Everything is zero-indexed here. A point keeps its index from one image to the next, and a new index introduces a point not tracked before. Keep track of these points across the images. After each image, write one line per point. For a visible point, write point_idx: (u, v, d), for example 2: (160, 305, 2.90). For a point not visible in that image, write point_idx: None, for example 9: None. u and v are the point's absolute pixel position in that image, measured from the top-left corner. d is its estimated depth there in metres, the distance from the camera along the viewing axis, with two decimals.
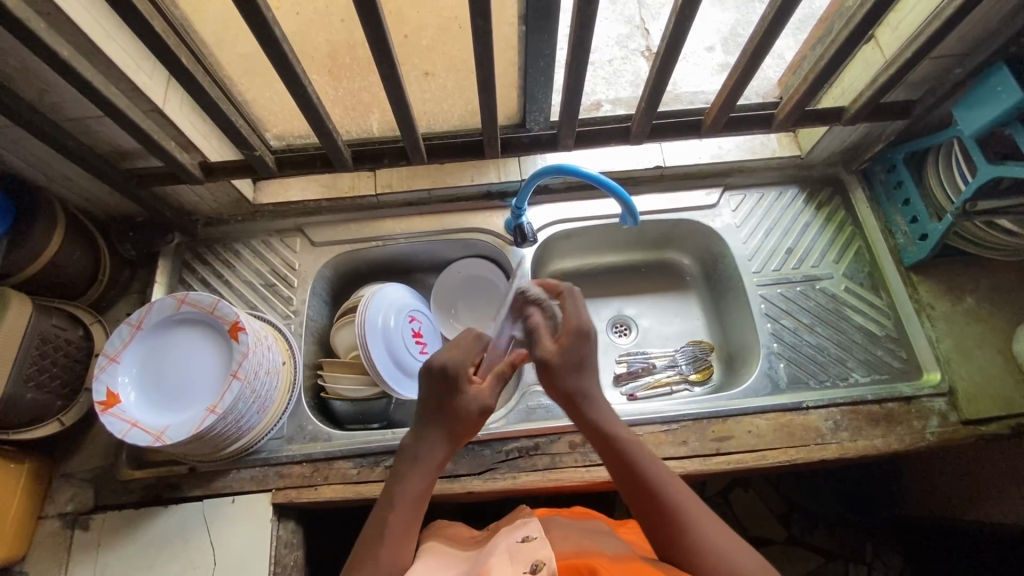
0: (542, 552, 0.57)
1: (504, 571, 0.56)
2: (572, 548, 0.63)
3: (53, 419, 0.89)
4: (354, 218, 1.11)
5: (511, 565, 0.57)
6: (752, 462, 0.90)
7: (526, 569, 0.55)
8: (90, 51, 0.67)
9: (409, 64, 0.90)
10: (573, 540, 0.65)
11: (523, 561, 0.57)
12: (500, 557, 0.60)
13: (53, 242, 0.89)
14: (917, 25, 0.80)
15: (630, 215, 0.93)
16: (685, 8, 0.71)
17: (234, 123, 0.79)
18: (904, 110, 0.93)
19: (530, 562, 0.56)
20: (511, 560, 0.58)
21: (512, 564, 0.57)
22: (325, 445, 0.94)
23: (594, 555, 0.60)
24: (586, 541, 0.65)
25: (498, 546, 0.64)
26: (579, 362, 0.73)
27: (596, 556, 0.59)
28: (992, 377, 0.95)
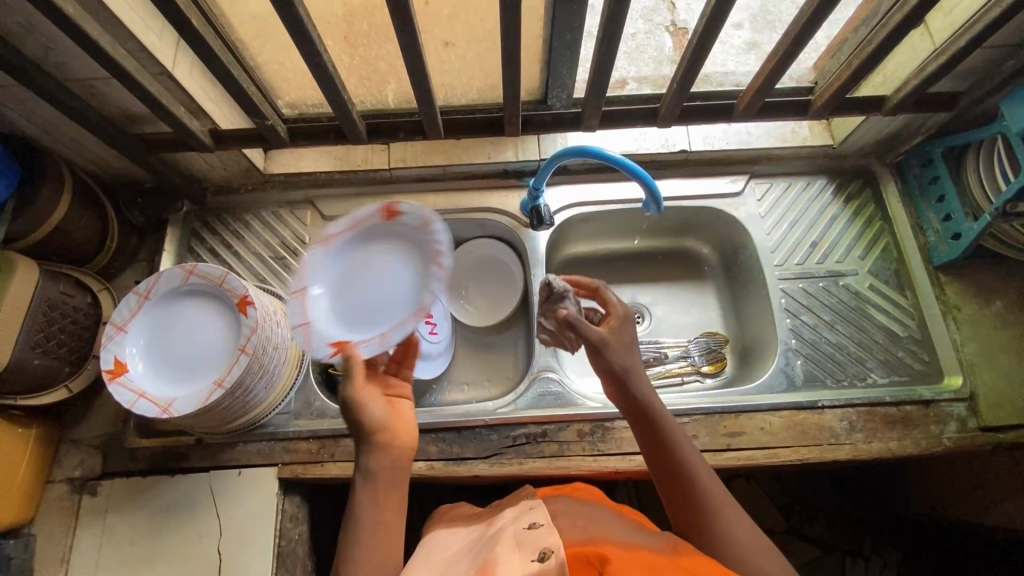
0: (550, 540, 0.57)
1: (513, 559, 0.56)
2: (579, 531, 0.63)
3: (61, 386, 0.89)
4: (366, 192, 1.08)
5: (519, 551, 0.58)
6: (763, 459, 0.88)
7: (533, 558, 0.56)
8: (97, 8, 0.64)
9: (429, 33, 0.86)
10: (581, 521, 0.65)
11: (531, 549, 0.57)
12: (507, 544, 0.59)
13: (60, 208, 0.87)
14: (974, 11, 0.74)
15: (654, 203, 0.90)
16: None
17: (246, 91, 0.75)
18: (949, 102, 0.87)
19: (538, 550, 0.57)
20: (518, 546, 0.59)
21: (520, 552, 0.57)
22: (333, 422, 0.93)
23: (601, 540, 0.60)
24: (593, 525, 0.64)
25: (504, 531, 0.63)
26: (630, 349, 0.73)
27: (604, 541, 0.59)
28: (1016, 384, 0.92)
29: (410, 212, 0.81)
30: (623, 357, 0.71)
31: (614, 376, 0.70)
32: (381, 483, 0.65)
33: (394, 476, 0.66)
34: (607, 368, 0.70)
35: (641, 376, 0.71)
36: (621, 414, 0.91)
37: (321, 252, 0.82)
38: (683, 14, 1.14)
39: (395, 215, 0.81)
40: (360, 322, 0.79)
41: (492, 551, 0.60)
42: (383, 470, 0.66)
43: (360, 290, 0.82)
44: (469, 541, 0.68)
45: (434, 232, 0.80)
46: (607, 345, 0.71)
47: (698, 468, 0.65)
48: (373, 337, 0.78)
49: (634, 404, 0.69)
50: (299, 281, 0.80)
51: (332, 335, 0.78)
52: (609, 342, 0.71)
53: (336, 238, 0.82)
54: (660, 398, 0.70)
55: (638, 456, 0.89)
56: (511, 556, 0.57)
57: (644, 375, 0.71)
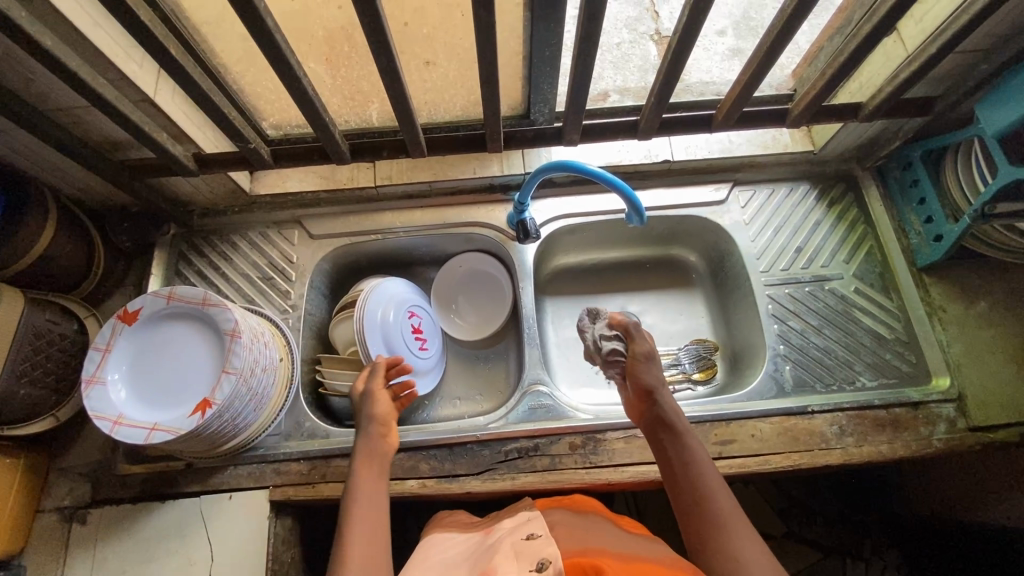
0: (548, 551, 0.57)
1: (510, 568, 0.56)
2: (577, 542, 0.62)
3: (47, 415, 0.89)
4: (354, 210, 1.08)
5: (517, 562, 0.57)
6: (755, 467, 0.88)
7: (531, 568, 0.55)
8: (75, 39, 0.64)
9: (409, 53, 0.87)
10: (580, 534, 0.65)
11: (530, 560, 0.56)
12: (505, 554, 0.59)
13: (46, 234, 0.86)
14: (943, 18, 0.76)
15: (636, 214, 0.90)
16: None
17: (228, 116, 0.76)
18: (925, 107, 0.89)
19: (536, 560, 0.56)
20: (517, 557, 0.58)
21: (518, 562, 0.57)
22: (323, 442, 0.93)
23: (599, 552, 0.59)
24: (590, 535, 0.65)
25: (502, 541, 0.64)
26: (657, 364, 0.80)
27: (600, 552, 0.59)
28: (1004, 383, 0.93)
29: (144, 307, 0.85)
30: (655, 373, 0.79)
31: (646, 392, 0.78)
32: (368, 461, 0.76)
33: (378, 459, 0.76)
34: (639, 387, 0.78)
35: (666, 392, 0.78)
36: (613, 425, 0.91)
37: (135, 372, 0.83)
38: (668, 22, 1.19)
39: (135, 317, 0.85)
40: (160, 401, 0.81)
41: (489, 563, 0.60)
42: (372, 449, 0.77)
43: (161, 381, 0.83)
44: (469, 548, 0.69)
45: (212, 302, 0.83)
46: (648, 362, 0.80)
47: (713, 487, 0.67)
48: (223, 377, 0.80)
49: (659, 419, 0.76)
50: (89, 402, 0.79)
51: (143, 423, 0.79)
52: (654, 360, 0.80)
53: (105, 346, 0.83)
54: (687, 419, 0.76)
55: (631, 467, 0.89)
56: (509, 565, 0.56)
57: (670, 395, 0.78)
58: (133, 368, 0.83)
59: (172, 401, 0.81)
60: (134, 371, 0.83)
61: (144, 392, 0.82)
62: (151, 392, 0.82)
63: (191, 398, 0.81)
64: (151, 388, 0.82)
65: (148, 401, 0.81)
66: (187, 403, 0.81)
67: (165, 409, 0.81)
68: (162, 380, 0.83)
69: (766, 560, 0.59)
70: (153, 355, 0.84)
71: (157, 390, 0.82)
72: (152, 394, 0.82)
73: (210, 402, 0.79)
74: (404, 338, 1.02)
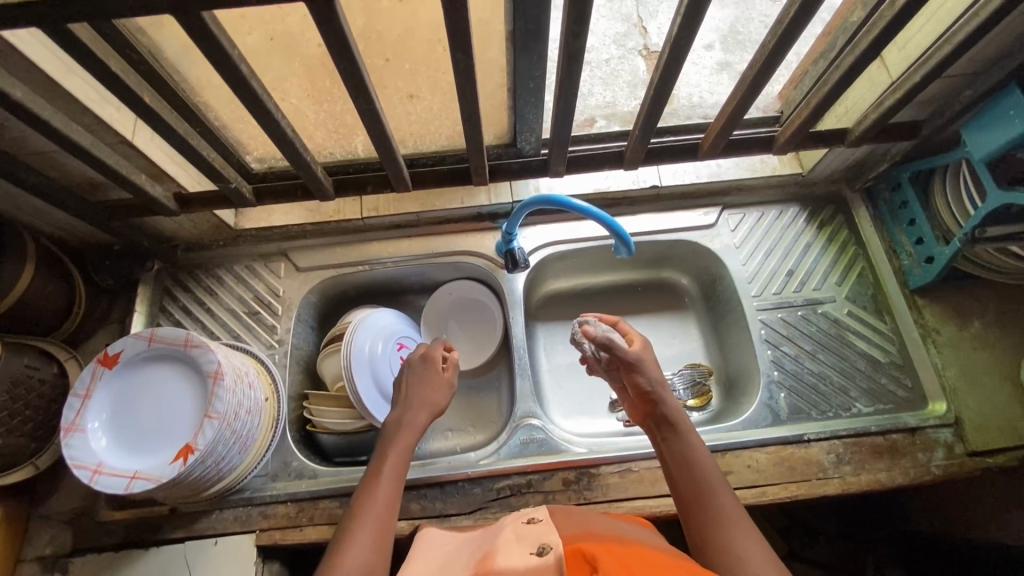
0: (549, 536, 0.56)
1: (512, 550, 0.56)
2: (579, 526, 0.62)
3: (27, 463, 0.86)
4: (341, 242, 1.07)
5: (519, 544, 0.57)
6: (752, 499, 0.87)
7: (531, 551, 0.55)
8: (46, 87, 0.63)
9: (391, 87, 0.86)
10: (581, 518, 0.64)
11: (531, 542, 0.56)
12: (507, 539, 0.59)
13: (26, 275, 0.85)
14: (926, 46, 0.75)
15: (624, 246, 0.89)
16: (678, 43, 0.66)
17: (206, 157, 0.75)
18: (911, 131, 0.88)
19: (537, 544, 0.56)
20: (519, 540, 0.58)
21: (519, 545, 0.57)
22: (311, 483, 0.91)
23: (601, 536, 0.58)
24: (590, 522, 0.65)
25: (505, 527, 0.64)
26: (652, 363, 0.79)
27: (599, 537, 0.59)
28: (1002, 406, 0.91)
29: (126, 350, 0.83)
30: (647, 369, 0.77)
31: (646, 392, 0.77)
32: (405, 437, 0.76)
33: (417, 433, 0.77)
34: (637, 386, 0.77)
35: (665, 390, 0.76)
36: (607, 459, 0.90)
37: (118, 418, 0.81)
38: (656, 37, 1.21)
39: (115, 361, 0.83)
40: (142, 447, 0.79)
41: (491, 548, 0.59)
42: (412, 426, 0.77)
43: (144, 426, 0.81)
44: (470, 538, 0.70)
45: (193, 343, 0.81)
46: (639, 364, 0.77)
47: (715, 486, 0.66)
48: (205, 422, 0.78)
49: (661, 417, 0.75)
50: (69, 451, 0.77)
51: (124, 471, 0.77)
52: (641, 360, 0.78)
53: (85, 392, 0.81)
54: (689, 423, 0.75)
55: (626, 502, 0.87)
56: (512, 548, 0.56)
57: (671, 395, 0.76)
58: (115, 413, 0.82)
59: (154, 447, 0.79)
60: (117, 416, 0.81)
61: (126, 439, 0.80)
62: (133, 438, 0.80)
63: (174, 444, 0.79)
64: (133, 434, 0.80)
65: (131, 447, 0.79)
66: (170, 448, 0.79)
67: (148, 455, 0.79)
68: (145, 425, 0.81)
69: (768, 561, 0.58)
70: (136, 399, 0.83)
71: (139, 436, 0.80)
72: (134, 440, 0.80)
73: (192, 448, 0.77)
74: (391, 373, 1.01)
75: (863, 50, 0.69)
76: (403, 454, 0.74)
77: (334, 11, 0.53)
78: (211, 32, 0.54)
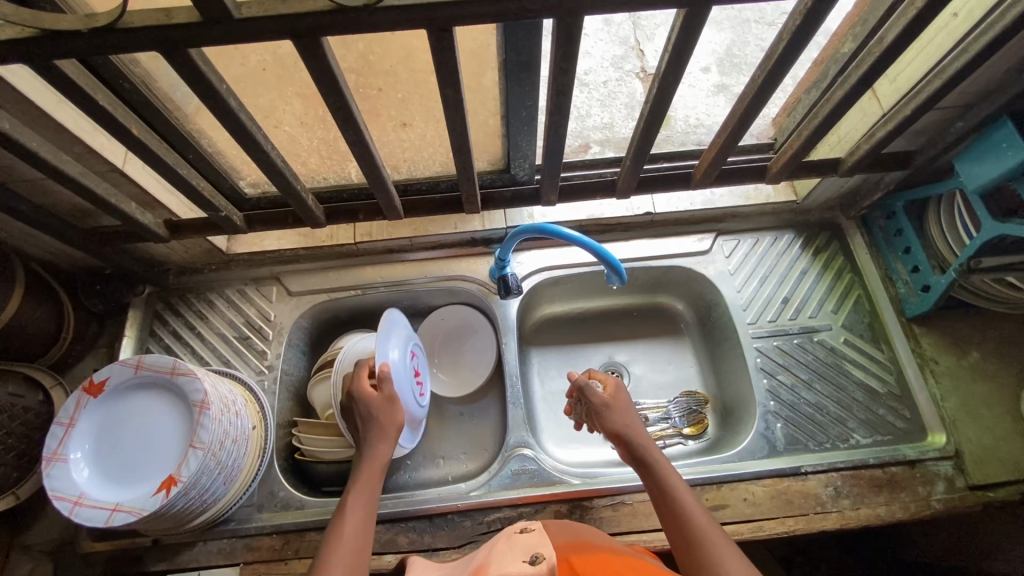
0: (543, 545, 0.52)
1: (504, 559, 0.51)
2: (572, 541, 0.58)
3: (8, 493, 0.85)
4: (333, 266, 1.06)
5: (512, 554, 0.52)
6: (748, 534, 0.85)
7: (525, 559, 0.50)
8: (37, 118, 0.63)
9: (386, 115, 0.87)
10: (573, 532, 0.61)
11: (524, 551, 0.51)
12: (499, 550, 0.55)
13: (14, 301, 0.84)
14: (917, 79, 0.76)
15: (616, 274, 0.89)
16: (666, 79, 0.66)
17: (197, 187, 0.75)
18: (904, 161, 0.88)
19: (531, 552, 0.51)
20: (512, 550, 0.53)
21: (513, 554, 0.52)
22: (298, 514, 0.89)
23: (595, 550, 0.54)
24: (585, 535, 0.60)
25: (495, 542, 0.60)
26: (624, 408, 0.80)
27: (596, 549, 0.55)
28: (1001, 439, 0.90)
29: (112, 377, 0.82)
30: (618, 415, 0.79)
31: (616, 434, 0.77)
32: (362, 478, 0.73)
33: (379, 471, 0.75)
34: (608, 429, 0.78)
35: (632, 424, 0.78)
36: (600, 492, 0.88)
37: (101, 448, 0.80)
38: (653, 60, 1.21)
39: (101, 389, 0.82)
40: (127, 477, 0.78)
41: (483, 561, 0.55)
42: (373, 461, 0.75)
43: (128, 457, 0.80)
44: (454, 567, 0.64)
45: (179, 370, 0.80)
46: (605, 410, 0.80)
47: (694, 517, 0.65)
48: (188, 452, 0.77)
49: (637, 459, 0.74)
50: (50, 481, 0.76)
51: (106, 502, 0.76)
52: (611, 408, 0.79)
53: (69, 421, 0.80)
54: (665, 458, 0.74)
55: (619, 537, 0.85)
56: (504, 558, 0.52)
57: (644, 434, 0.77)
58: (99, 443, 0.80)
59: (137, 476, 0.78)
60: (100, 446, 0.80)
61: (110, 469, 0.79)
62: (118, 468, 0.79)
63: (157, 474, 0.78)
64: (117, 466, 0.79)
65: (115, 478, 0.78)
66: (153, 478, 0.77)
67: (131, 485, 0.77)
68: (129, 456, 0.80)
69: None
70: (120, 429, 0.81)
71: (124, 465, 0.79)
72: (118, 471, 0.79)
73: (175, 479, 0.76)
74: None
75: (853, 83, 0.69)
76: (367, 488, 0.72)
77: (321, 47, 0.53)
78: (199, 68, 0.54)
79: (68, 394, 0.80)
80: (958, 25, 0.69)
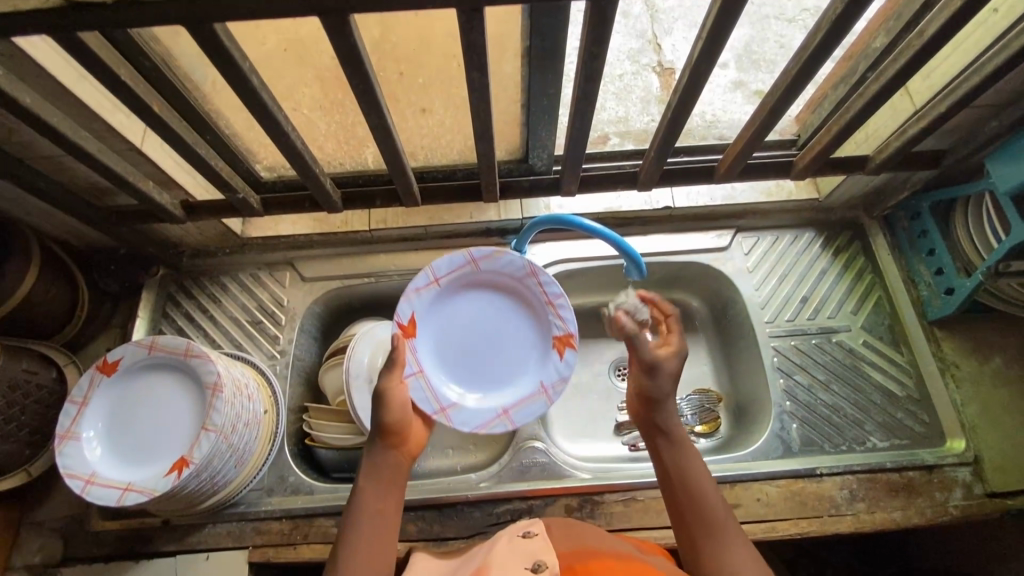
0: (545, 552, 0.52)
1: (505, 563, 0.52)
2: (577, 541, 0.58)
3: (19, 469, 0.86)
4: (347, 253, 1.06)
5: (513, 558, 0.53)
6: (760, 534, 0.84)
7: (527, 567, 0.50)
8: (57, 93, 0.63)
9: (404, 101, 0.86)
10: (578, 531, 0.61)
11: (526, 557, 0.52)
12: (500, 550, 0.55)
13: (28, 278, 0.84)
14: (952, 75, 0.74)
15: (635, 267, 0.87)
16: (695, 69, 0.64)
17: (216, 167, 0.74)
18: (934, 160, 0.86)
19: (533, 560, 0.51)
20: (513, 554, 0.54)
21: (514, 558, 0.53)
22: (307, 499, 0.89)
23: (601, 553, 0.54)
24: (589, 537, 0.60)
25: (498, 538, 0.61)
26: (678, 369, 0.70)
27: (599, 552, 0.55)
28: (1021, 447, 0.88)
29: (126, 357, 0.82)
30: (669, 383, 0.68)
31: (650, 399, 0.68)
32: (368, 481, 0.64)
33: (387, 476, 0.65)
34: (640, 391, 0.69)
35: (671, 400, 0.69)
36: (611, 487, 0.87)
37: (113, 430, 0.80)
38: (671, 54, 1.19)
39: (114, 368, 0.82)
40: (139, 456, 0.78)
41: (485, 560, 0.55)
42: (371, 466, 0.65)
43: (139, 439, 0.79)
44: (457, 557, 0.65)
45: (192, 353, 0.80)
46: (657, 367, 0.68)
47: (713, 502, 0.61)
48: (201, 434, 0.77)
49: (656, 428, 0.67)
50: (62, 459, 0.76)
51: (119, 481, 0.76)
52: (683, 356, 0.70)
53: (82, 399, 0.80)
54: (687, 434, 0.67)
55: (629, 532, 0.85)
56: (505, 561, 0.52)
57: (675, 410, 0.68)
58: (110, 424, 0.80)
59: (149, 458, 0.78)
60: (112, 428, 0.80)
61: (122, 450, 0.79)
62: (130, 449, 0.79)
63: (168, 456, 0.78)
64: (128, 448, 0.79)
65: (127, 458, 0.78)
66: (165, 459, 0.78)
67: (143, 467, 0.77)
68: (140, 438, 0.79)
69: None
70: (131, 412, 0.81)
71: (136, 446, 0.79)
72: (130, 453, 0.78)
73: (187, 461, 0.76)
74: (477, 332, 0.89)
75: (890, 77, 0.67)
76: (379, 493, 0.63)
77: (348, 26, 0.52)
78: (222, 44, 0.53)
79: (81, 375, 0.80)
80: (998, 20, 0.67)
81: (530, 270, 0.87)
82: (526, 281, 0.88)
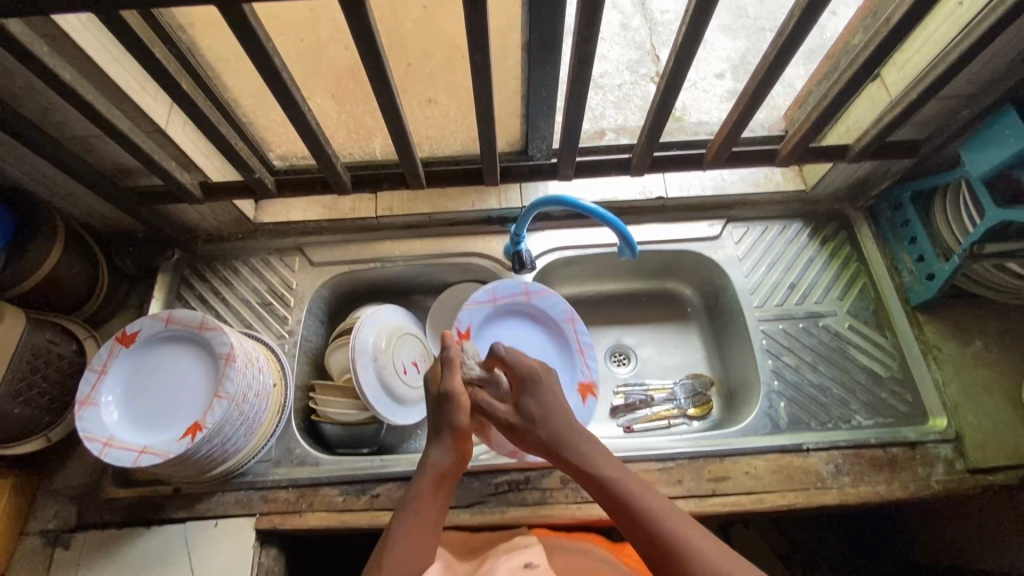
0: None
1: None
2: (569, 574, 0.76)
3: (40, 436, 0.90)
4: (354, 239, 1.11)
5: None
6: (749, 505, 0.87)
7: None
8: (93, 72, 0.68)
9: (412, 91, 0.91)
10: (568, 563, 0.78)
11: None
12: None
13: (55, 253, 0.89)
14: (923, 65, 0.78)
15: (628, 248, 0.93)
16: (680, 56, 0.69)
17: (235, 148, 0.79)
18: (911, 150, 0.90)
19: None
20: None
21: None
22: (313, 470, 0.92)
23: None
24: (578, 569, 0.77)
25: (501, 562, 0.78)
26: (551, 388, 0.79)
27: None
28: (1002, 425, 0.92)
29: (144, 329, 0.86)
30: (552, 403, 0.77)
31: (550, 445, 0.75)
32: (427, 483, 0.72)
33: (444, 472, 0.73)
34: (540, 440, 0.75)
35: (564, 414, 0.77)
36: None
37: (130, 397, 0.84)
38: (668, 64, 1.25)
39: (133, 339, 0.86)
40: (153, 422, 0.82)
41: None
42: (430, 468, 0.73)
43: (154, 408, 0.83)
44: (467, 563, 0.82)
45: (207, 326, 0.85)
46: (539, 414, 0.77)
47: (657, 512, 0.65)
48: (213, 402, 0.80)
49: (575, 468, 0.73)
50: (81, 423, 0.80)
51: (134, 444, 0.79)
52: (540, 376, 0.79)
53: (101, 368, 0.84)
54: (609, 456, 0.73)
55: None
56: None
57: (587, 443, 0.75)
58: (127, 393, 0.84)
59: (163, 425, 0.82)
60: (128, 396, 0.84)
61: (138, 416, 0.82)
62: (144, 416, 0.82)
63: (180, 424, 0.81)
64: (143, 416, 0.82)
65: (142, 424, 0.82)
66: (177, 426, 0.81)
67: (157, 432, 0.81)
68: (154, 406, 0.83)
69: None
70: (147, 381, 0.85)
71: (149, 414, 0.82)
72: (145, 420, 0.82)
73: (201, 425, 0.79)
74: None
75: (863, 63, 0.72)
76: (432, 492, 0.71)
77: (362, 6, 0.58)
78: (249, 23, 0.59)
79: (101, 345, 0.84)
80: (963, 12, 0.72)
81: (569, 316, 1.03)
82: (563, 324, 1.03)
